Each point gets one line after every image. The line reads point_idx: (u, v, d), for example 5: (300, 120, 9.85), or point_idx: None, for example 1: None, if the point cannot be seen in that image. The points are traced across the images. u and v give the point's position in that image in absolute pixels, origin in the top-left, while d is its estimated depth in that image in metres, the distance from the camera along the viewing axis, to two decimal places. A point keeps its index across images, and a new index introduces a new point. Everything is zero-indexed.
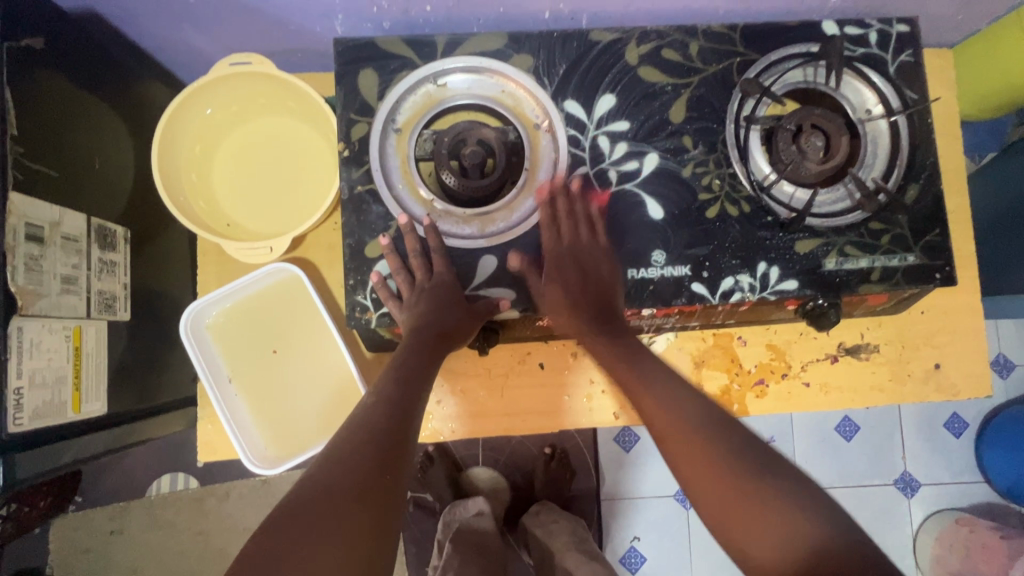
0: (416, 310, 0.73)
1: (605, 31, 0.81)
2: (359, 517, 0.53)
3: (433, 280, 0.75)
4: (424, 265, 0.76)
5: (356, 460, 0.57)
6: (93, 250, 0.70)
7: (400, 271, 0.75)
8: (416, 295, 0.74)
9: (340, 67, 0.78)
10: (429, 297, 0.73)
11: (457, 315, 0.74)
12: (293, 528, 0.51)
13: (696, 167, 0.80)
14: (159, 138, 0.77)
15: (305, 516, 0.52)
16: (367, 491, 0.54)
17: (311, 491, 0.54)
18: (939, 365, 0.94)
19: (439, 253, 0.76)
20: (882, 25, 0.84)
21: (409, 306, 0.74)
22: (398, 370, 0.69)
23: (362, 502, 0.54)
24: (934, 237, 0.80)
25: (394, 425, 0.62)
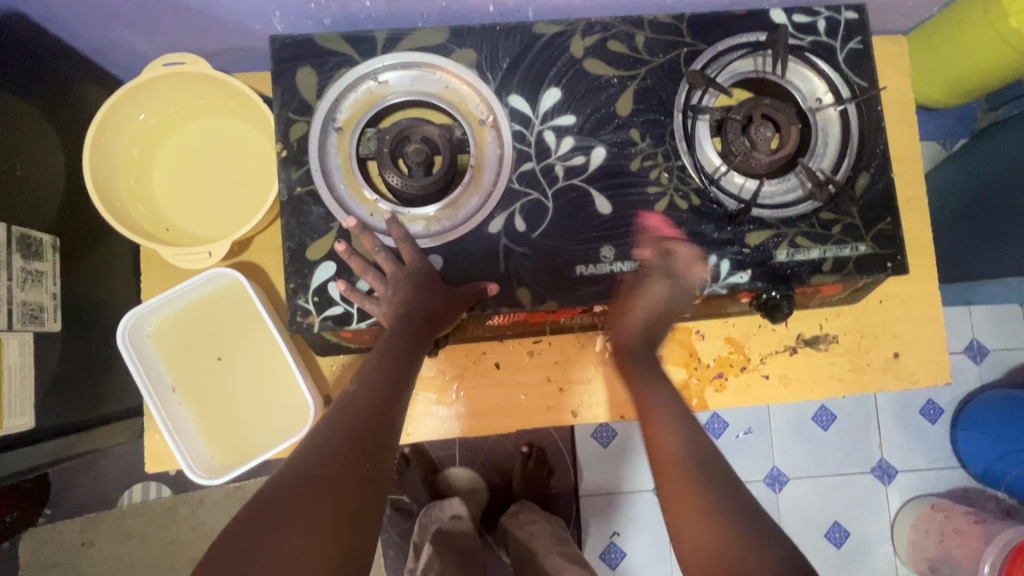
0: (394, 298, 0.71)
1: (549, 24, 0.80)
2: (339, 514, 0.51)
3: (407, 269, 0.72)
4: (391, 259, 0.74)
5: (337, 453, 0.55)
6: (14, 259, 0.66)
7: (369, 266, 0.73)
8: (394, 283, 0.72)
9: (277, 65, 0.76)
10: (406, 284, 0.71)
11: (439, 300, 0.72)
12: (269, 519, 0.49)
13: (643, 161, 0.78)
14: (89, 143, 0.75)
15: (284, 513, 0.50)
16: (348, 487, 0.53)
17: (290, 485, 0.52)
18: (898, 354, 0.93)
19: (406, 243, 0.74)
20: (831, 13, 0.83)
21: (385, 297, 0.72)
22: (378, 357, 0.67)
23: (343, 498, 0.52)
24: (885, 227, 0.79)
25: (376, 417, 0.61)
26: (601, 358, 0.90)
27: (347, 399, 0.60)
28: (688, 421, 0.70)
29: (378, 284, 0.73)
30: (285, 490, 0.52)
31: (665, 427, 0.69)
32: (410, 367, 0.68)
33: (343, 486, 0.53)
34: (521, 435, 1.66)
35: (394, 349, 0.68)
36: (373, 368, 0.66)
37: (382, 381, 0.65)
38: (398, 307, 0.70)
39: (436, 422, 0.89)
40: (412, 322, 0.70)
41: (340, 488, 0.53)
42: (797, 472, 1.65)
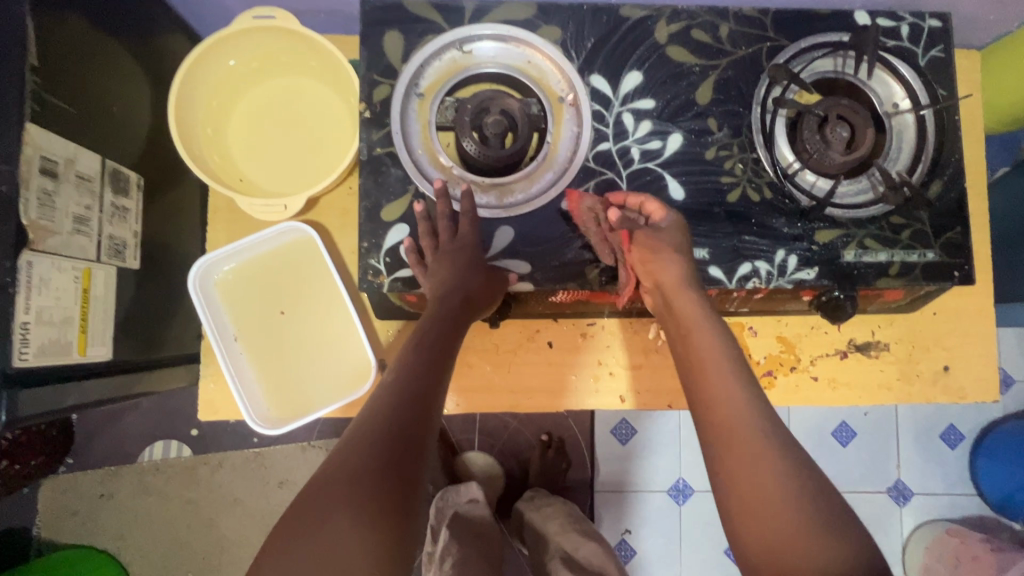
0: (442, 270, 0.70)
1: (635, 7, 0.80)
2: (387, 498, 0.47)
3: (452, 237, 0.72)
4: (450, 230, 0.73)
5: (380, 431, 0.52)
6: (105, 193, 0.66)
7: (425, 233, 0.73)
8: (441, 258, 0.71)
9: (366, 27, 0.77)
10: (456, 254, 0.71)
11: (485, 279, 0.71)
12: (309, 538, 0.45)
13: (719, 150, 0.79)
14: (177, 89, 0.76)
15: (326, 504, 0.47)
16: (394, 468, 0.49)
17: (333, 471, 0.49)
18: (947, 367, 0.93)
19: (468, 217, 0.73)
20: (915, 19, 0.82)
21: (432, 271, 0.71)
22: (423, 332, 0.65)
23: (391, 481, 0.49)
24: (955, 235, 0.79)
25: (424, 390, 0.57)
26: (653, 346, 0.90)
27: (380, 391, 0.55)
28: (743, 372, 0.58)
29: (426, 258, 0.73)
30: (328, 478, 0.49)
31: (718, 379, 0.57)
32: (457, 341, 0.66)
33: (388, 466, 0.49)
34: (541, 425, 1.66)
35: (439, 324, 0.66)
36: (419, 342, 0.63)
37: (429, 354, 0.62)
38: (444, 283, 0.69)
39: (483, 395, 0.90)
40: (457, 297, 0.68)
41: (385, 470, 0.49)
42: None
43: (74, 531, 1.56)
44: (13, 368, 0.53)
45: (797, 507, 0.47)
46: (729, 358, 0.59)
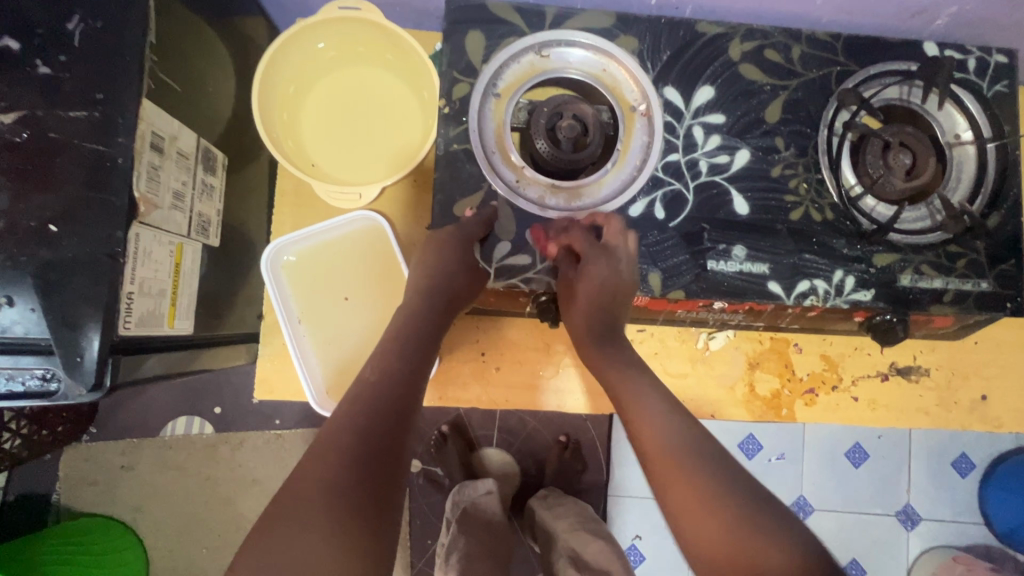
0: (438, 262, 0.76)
1: (711, 24, 0.82)
2: (359, 504, 0.54)
3: (464, 234, 0.75)
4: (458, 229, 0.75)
5: (351, 445, 0.58)
6: (198, 170, 0.68)
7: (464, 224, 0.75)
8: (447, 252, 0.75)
9: (449, 25, 0.78)
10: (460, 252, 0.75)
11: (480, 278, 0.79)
12: (283, 517, 0.52)
13: (784, 169, 0.80)
14: (262, 73, 0.77)
15: (301, 511, 0.53)
16: (367, 479, 0.56)
17: (306, 484, 0.55)
18: (984, 396, 0.95)
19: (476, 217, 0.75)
20: (982, 53, 0.84)
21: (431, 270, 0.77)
22: (394, 345, 0.71)
23: (364, 490, 0.55)
24: (1009, 267, 0.81)
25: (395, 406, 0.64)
26: (699, 356, 0.92)
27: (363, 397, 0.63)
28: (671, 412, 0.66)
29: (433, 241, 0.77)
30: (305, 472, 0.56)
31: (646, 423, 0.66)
32: (428, 355, 0.73)
33: (361, 477, 0.56)
34: (559, 428, 1.67)
35: (412, 338, 0.72)
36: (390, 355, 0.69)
37: (402, 367, 0.68)
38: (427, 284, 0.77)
39: (528, 392, 0.92)
40: (433, 305, 0.76)
41: (356, 480, 0.56)
42: (824, 504, 1.65)
43: (92, 501, 1.57)
44: (118, 335, 0.54)
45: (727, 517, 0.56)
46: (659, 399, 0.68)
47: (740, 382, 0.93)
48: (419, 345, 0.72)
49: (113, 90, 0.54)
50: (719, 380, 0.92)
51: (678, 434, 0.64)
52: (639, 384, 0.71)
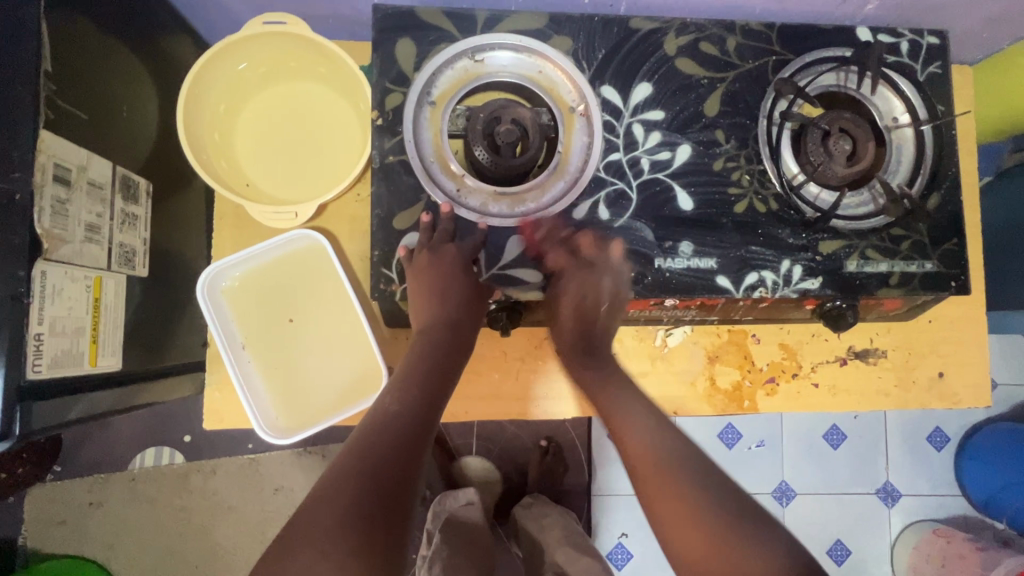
0: (423, 292, 0.73)
1: (645, 20, 0.81)
2: (366, 541, 0.52)
3: (455, 253, 0.73)
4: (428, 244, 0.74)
5: (371, 468, 0.58)
6: (116, 200, 0.65)
7: (423, 239, 0.74)
8: (438, 270, 0.72)
9: (377, 34, 0.76)
10: (456, 271, 0.73)
11: (470, 309, 0.76)
12: (305, 540, 0.52)
13: (727, 162, 0.80)
14: (186, 95, 0.75)
15: (317, 540, 0.51)
16: (376, 513, 0.54)
17: (325, 508, 0.54)
18: (942, 373, 0.95)
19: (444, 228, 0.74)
20: (914, 36, 0.85)
21: (422, 293, 0.73)
22: (410, 374, 0.71)
23: (372, 525, 0.53)
24: (952, 247, 0.82)
25: (412, 432, 0.64)
26: (659, 354, 0.91)
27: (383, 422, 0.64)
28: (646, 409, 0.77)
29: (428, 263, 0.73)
30: (324, 495, 0.55)
31: (624, 423, 0.75)
32: (441, 390, 0.71)
33: (369, 511, 0.54)
34: (539, 430, 1.65)
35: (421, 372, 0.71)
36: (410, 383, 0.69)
37: (419, 401, 0.68)
38: (441, 312, 0.74)
39: (488, 401, 0.89)
40: (437, 339, 0.74)
41: (372, 509, 0.55)
42: (805, 488, 1.66)
43: (61, 541, 1.52)
44: (26, 381, 0.52)
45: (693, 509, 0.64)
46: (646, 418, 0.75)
47: (701, 376, 0.92)
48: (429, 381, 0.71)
49: (6, 124, 0.51)
50: (681, 376, 0.92)
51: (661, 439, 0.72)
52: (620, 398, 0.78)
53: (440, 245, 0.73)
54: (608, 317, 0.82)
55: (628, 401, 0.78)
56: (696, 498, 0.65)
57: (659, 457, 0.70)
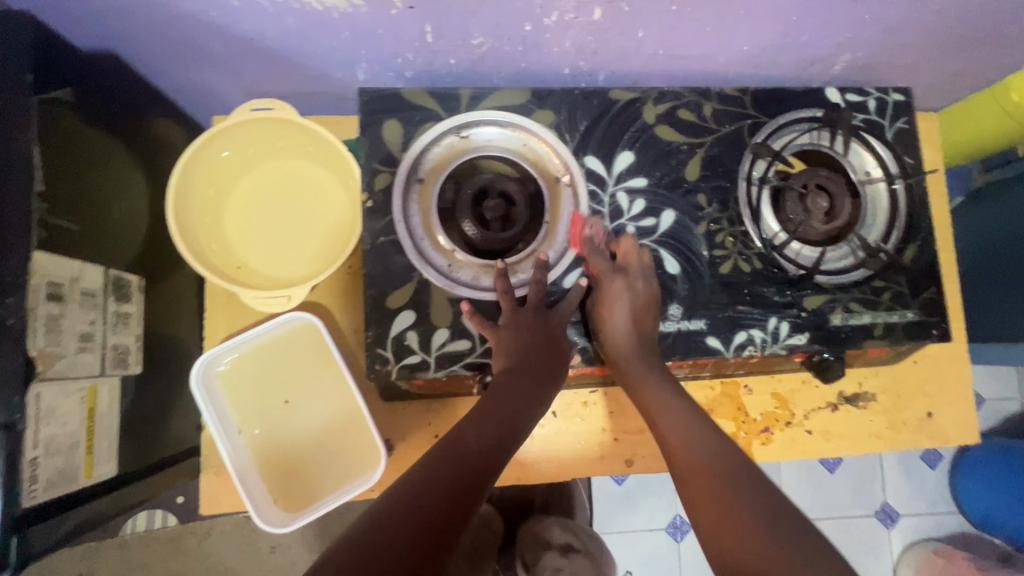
0: (512, 342, 0.72)
1: (623, 90, 0.84)
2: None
3: (540, 308, 0.75)
4: (512, 301, 0.75)
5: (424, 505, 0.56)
6: (109, 303, 0.66)
7: (504, 296, 0.75)
8: (529, 322, 0.74)
9: (364, 116, 0.78)
10: (544, 330, 0.75)
11: (551, 360, 0.75)
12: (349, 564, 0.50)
13: (709, 225, 0.83)
14: (175, 187, 0.76)
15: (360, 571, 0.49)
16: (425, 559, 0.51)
17: (380, 537, 0.52)
18: (931, 413, 0.97)
19: (536, 285, 0.76)
20: (880, 94, 0.89)
21: (506, 346, 0.73)
22: (483, 415, 0.69)
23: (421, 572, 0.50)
24: (930, 295, 0.84)
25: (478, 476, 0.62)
26: None
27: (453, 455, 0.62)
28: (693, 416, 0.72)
29: (519, 318, 0.74)
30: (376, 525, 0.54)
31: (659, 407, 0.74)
32: (512, 437, 0.69)
33: (430, 540, 0.53)
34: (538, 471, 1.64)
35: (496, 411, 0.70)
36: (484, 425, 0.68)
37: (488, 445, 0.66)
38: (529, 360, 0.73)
39: None
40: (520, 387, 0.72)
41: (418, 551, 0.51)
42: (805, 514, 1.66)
43: None
44: (24, 507, 0.54)
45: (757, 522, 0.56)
46: (689, 414, 0.73)
47: None
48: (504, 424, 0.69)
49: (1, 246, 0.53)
50: None
51: (704, 436, 0.70)
52: (666, 396, 0.74)
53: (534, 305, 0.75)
54: (643, 322, 0.76)
55: (680, 415, 0.72)
56: (736, 498, 0.59)
57: (697, 455, 0.67)
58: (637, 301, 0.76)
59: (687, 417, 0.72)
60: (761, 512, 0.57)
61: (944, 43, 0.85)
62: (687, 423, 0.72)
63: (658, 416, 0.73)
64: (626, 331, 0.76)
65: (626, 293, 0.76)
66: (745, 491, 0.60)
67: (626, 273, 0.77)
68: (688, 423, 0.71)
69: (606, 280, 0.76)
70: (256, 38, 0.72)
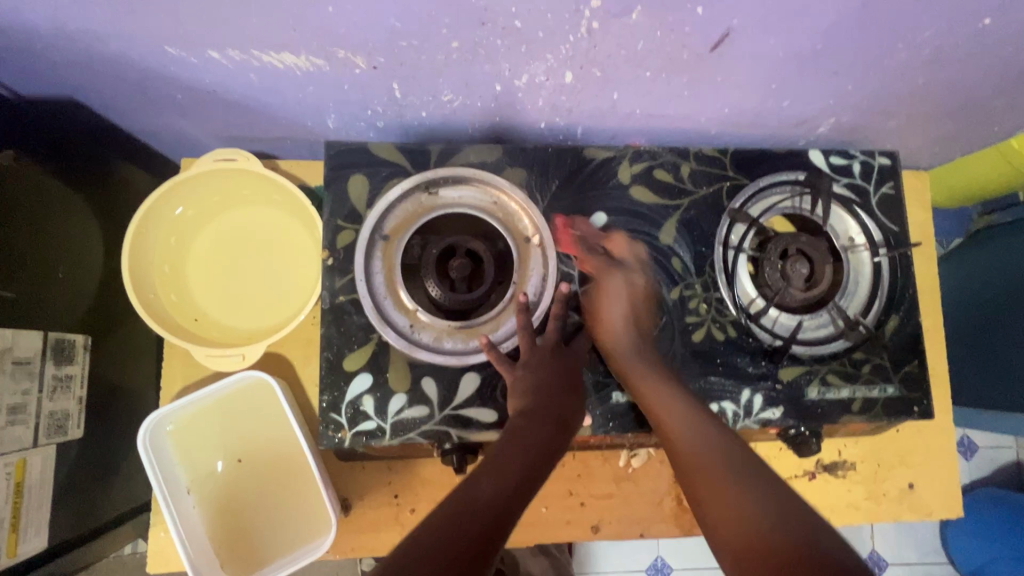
0: (526, 381, 0.69)
1: (599, 149, 0.81)
2: None
3: (557, 347, 0.73)
4: (530, 338, 0.73)
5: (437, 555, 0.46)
6: (47, 369, 0.69)
7: (523, 331, 0.73)
8: (547, 363, 0.71)
9: (329, 171, 0.77)
10: (561, 373, 0.72)
11: (570, 404, 0.70)
12: None
13: (683, 290, 0.80)
14: (129, 239, 0.74)
15: None
16: None
17: None
18: (912, 485, 0.94)
19: (555, 320, 0.74)
20: (866, 157, 0.86)
21: (524, 386, 0.69)
22: (500, 456, 0.60)
23: None
24: (912, 369, 0.81)
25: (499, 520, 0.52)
26: (623, 474, 0.89)
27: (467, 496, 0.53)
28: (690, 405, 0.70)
29: (537, 356, 0.71)
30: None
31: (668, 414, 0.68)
32: (534, 483, 0.59)
33: None
34: None
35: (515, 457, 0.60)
36: (501, 465, 0.58)
37: (509, 488, 0.55)
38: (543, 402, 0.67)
39: None
40: (538, 429, 0.64)
41: None
42: None
43: None
44: None
45: (753, 522, 0.54)
46: (690, 410, 0.68)
47: (668, 496, 0.89)
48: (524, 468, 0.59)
49: None
50: (650, 497, 0.89)
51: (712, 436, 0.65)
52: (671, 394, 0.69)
53: (551, 346, 0.73)
54: (642, 321, 0.76)
55: (681, 407, 0.68)
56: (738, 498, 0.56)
57: (700, 448, 0.63)
58: (637, 287, 0.77)
59: (682, 412, 0.67)
60: (759, 510, 0.55)
61: (933, 110, 0.82)
62: (686, 412, 0.68)
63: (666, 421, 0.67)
64: (625, 327, 0.75)
65: (622, 283, 0.76)
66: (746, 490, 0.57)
67: (625, 268, 0.78)
68: (689, 418, 0.67)
69: (604, 275, 0.77)
70: (217, 92, 0.71)
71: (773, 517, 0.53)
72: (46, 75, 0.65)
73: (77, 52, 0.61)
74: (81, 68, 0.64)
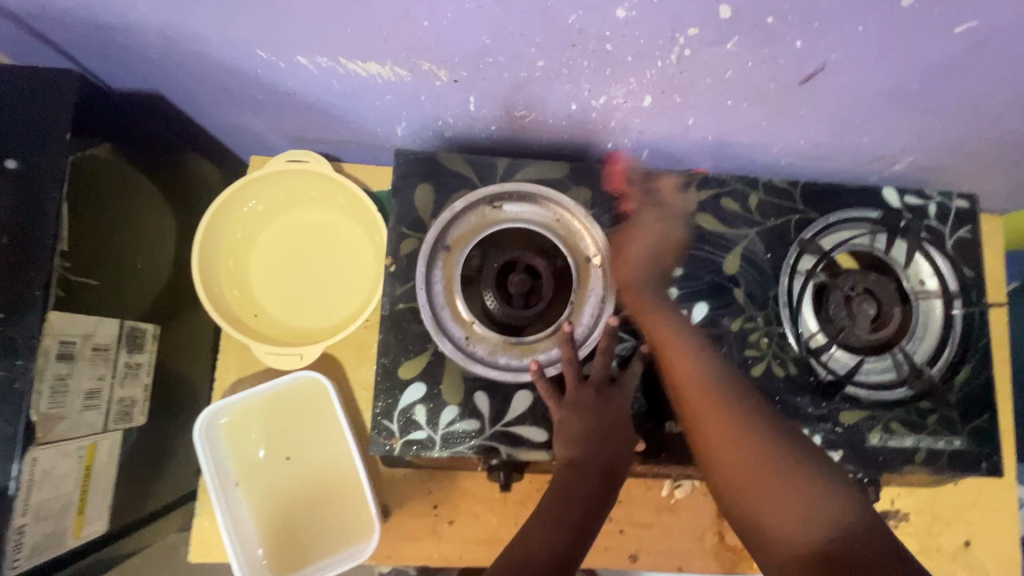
0: (572, 422, 0.68)
1: (666, 173, 0.81)
2: None
3: (603, 386, 0.71)
4: (576, 376, 0.71)
5: None
6: (120, 356, 0.71)
7: (568, 367, 0.72)
8: (591, 406, 0.69)
9: (397, 179, 0.77)
10: (609, 414, 0.69)
11: (620, 450, 0.67)
12: None
13: (744, 322, 0.78)
14: (201, 233, 0.77)
15: None
16: None
17: None
18: (968, 543, 0.89)
19: (603, 355, 0.72)
20: (942, 199, 0.83)
21: (572, 427, 0.68)
22: (548, 513, 0.61)
23: None
24: (981, 423, 0.78)
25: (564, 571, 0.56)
26: (665, 504, 0.87)
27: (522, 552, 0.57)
28: (691, 335, 0.73)
29: (582, 397, 0.70)
30: None
31: (675, 349, 0.71)
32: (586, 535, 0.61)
33: None
34: None
35: (563, 513, 0.61)
36: (550, 524, 0.60)
37: (560, 543, 0.59)
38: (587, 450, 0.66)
39: None
40: (585, 481, 0.64)
41: None
42: None
43: None
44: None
45: (798, 491, 0.57)
46: (695, 353, 0.72)
47: (710, 531, 0.87)
48: (573, 526, 0.61)
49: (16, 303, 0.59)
50: (691, 530, 0.86)
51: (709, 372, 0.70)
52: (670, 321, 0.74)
53: (597, 385, 0.71)
54: (664, 260, 0.78)
55: (684, 344, 0.72)
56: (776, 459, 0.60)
57: (710, 395, 0.67)
58: (658, 234, 0.78)
59: (681, 341, 0.72)
60: (791, 465, 0.60)
61: (1018, 156, 0.79)
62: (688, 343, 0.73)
63: (669, 348, 0.72)
64: (642, 262, 0.76)
65: (656, 223, 0.78)
66: (774, 449, 0.61)
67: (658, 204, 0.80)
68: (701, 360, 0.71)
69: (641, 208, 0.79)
70: (299, 95, 0.72)
71: (816, 490, 0.57)
72: (142, 71, 0.67)
73: (174, 52, 0.64)
74: (177, 66, 0.67)
